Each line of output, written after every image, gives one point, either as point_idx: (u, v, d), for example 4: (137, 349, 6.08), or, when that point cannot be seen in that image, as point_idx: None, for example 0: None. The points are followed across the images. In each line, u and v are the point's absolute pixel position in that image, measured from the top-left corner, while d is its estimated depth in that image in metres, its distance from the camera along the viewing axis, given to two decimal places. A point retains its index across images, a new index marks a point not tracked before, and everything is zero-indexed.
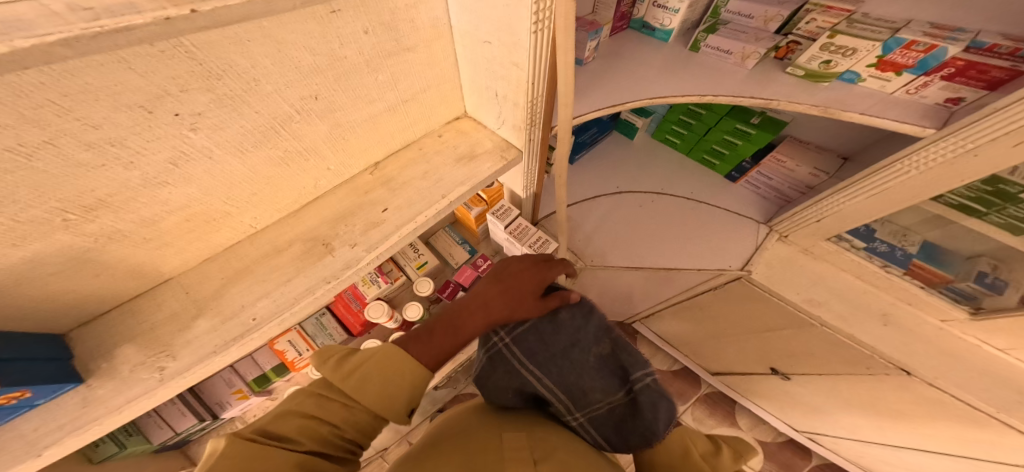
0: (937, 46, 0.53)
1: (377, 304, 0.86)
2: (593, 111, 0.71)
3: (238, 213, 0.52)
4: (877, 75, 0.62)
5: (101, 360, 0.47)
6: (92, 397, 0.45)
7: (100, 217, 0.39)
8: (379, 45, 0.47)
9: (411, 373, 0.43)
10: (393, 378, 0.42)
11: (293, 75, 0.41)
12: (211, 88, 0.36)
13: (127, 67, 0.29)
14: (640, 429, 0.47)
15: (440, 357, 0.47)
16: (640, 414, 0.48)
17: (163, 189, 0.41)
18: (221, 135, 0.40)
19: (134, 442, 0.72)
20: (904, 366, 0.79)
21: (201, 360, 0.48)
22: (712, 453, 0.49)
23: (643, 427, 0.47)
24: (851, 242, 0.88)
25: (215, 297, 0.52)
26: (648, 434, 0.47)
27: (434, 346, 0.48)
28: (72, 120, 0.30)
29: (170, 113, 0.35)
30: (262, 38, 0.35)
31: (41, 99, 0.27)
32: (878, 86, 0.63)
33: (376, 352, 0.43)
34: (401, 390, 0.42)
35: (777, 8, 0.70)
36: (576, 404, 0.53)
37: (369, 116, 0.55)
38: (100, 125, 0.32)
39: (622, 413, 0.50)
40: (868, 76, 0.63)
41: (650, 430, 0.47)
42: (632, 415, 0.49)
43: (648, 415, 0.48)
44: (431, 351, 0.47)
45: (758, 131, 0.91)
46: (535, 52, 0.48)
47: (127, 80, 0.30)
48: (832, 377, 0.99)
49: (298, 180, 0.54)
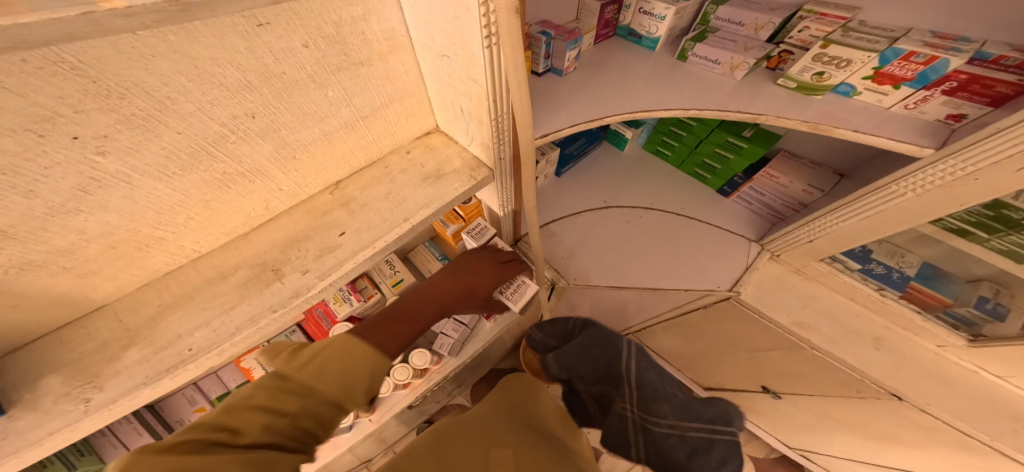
0: (937, 58, 0.48)
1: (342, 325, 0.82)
2: (569, 126, 0.67)
3: (176, 238, 0.46)
4: (873, 88, 0.57)
5: (22, 391, 0.43)
6: (10, 431, 0.41)
7: (5, 248, 0.33)
8: (324, 61, 0.44)
9: (367, 350, 0.41)
10: (348, 360, 0.39)
11: (219, 93, 0.37)
12: (114, 108, 0.31)
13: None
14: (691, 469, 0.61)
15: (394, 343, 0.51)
16: (704, 455, 0.62)
17: (78, 217, 0.35)
18: (139, 160, 0.36)
19: (87, 462, 0.66)
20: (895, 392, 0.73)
21: (130, 392, 0.43)
22: None
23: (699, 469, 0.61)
24: (845, 263, 0.83)
25: (152, 325, 0.47)
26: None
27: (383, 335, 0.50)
28: None
29: (66, 136, 0.30)
30: (169, 53, 0.31)
31: None
32: (874, 99, 0.58)
33: (324, 344, 0.40)
34: (361, 376, 0.40)
35: (767, 15, 0.64)
36: (647, 408, 0.70)
37: (321, 134, 0.52)
38: None
39: (681, 449, 0.64)
40: (864, 89, 0.58)
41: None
42: (689, 451, 0.63)
43: (712, 466, 0.61)
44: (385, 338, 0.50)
45: (750, 145, 0.86)
46: (493, 68, 0.44)
47: (1, 101, 0.25)
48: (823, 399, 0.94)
49: (243, 201, 0.50)
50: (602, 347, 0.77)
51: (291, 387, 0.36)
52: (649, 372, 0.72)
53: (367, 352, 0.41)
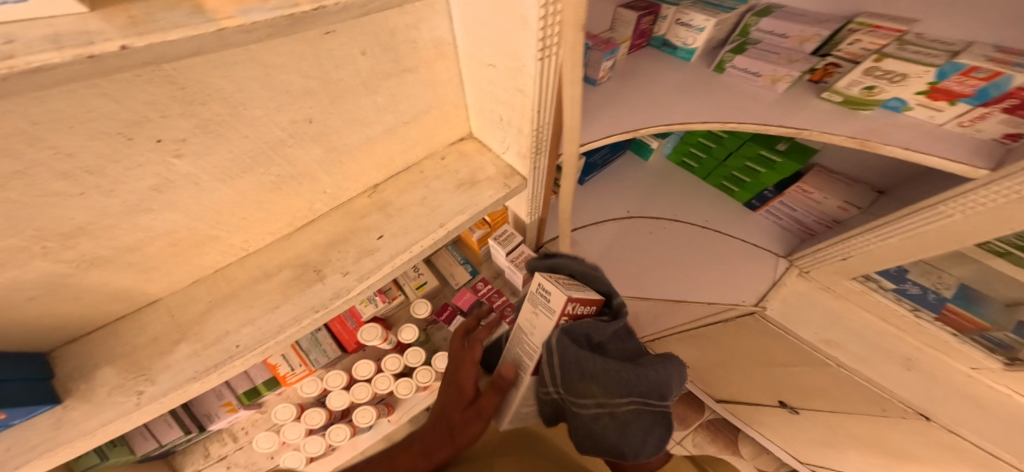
0: (1001, 74, 0.44)
1: (370, 327, 0.83)
2: (604, 137, 0.67)
3: (228, 236, 0.48)
4: (927, 103, 0.53)
5: (80, 381, 0.45)
6: (67, 420, 0.42)
7: (80, 243, 0.35)
8: (377, 67, 0.45)
9: None
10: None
11: (284, 98, 0.38)
12: (195, 113, 0.32)
13: (101, 93, 0.26)
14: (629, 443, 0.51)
15: None
16: (633, 430, 0.51)
17: (148, 216, 0.37)
18: (208, 162, 0.37)
19: (117, 452, 0.69)
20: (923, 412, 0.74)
21: (179, 386, 0.45)
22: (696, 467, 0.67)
23: (627, 446, 0.51)
24: (879, 282, 0.81)
25: (201, 320, 0.49)
26: (629, 454, 0.52)
27: None
28: (44, 148, 0.26)
29: (151, 139, 0.31)
30: (249, 62, 0.32)
31: (11, 128, 0.24)
32: (926, 115, 0.55)
33: None
34: None
35: (815, 28, 0.61)
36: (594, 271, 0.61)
37: (366, 139, 0.53)
38: (76, 152, 0.28)
39: (614, 425, 0.52)
40: (916, 104, 0.54)
41: (634, 452, 0.51)
42: (619, 433, 0.52)
43: (638, 437, 0.51)
44: None
45: (783, 159, 0.84)
46: (542, 79, 0.45)
47: (100, 106, 0.26)
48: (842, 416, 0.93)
49: (290, 203, 0.52)
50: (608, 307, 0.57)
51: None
52: (587, 336, 0.51)
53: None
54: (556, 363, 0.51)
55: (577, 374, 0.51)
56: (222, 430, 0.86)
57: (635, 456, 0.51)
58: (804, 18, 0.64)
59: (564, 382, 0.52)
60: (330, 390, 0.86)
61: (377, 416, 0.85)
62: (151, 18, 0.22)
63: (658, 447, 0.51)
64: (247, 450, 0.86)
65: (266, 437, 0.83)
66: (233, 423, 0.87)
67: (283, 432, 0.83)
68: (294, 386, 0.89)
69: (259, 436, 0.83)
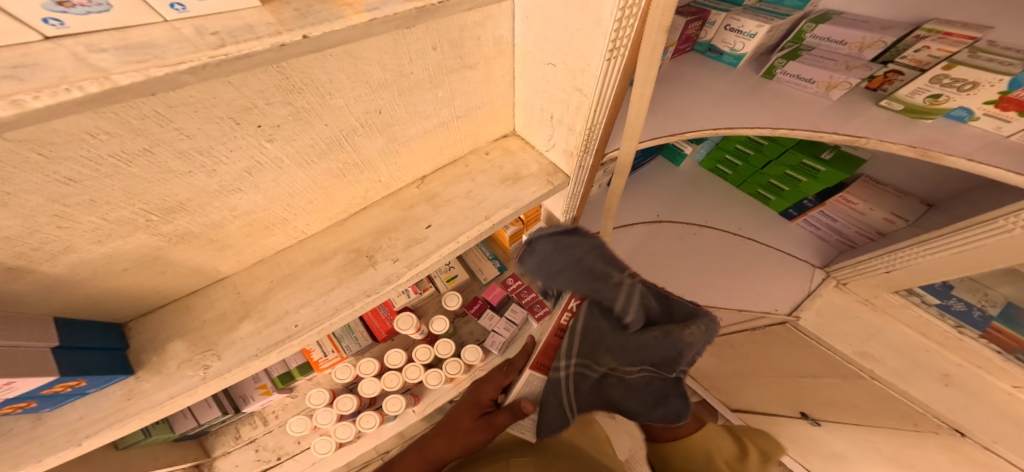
0: None
1: (405, 316, 0.86)
2: (650, 139, 0.68)
3: (293, 220, 0.51)
4: (994, 114, 0.50)
5: (151, 353, 0.48)
6: (138, 390, 0.45)
7: (177, 219, 0.39)
8: (443, 62, 0.46)
9: None
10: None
11: (363, 89, 0.40)
12: (291, 102, 0.35)
13: (225, 82, 0.29)
14: (634, 409, 0.49)
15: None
16: (641, 396, 0.48)
17: (235, 196, 0.41)
18: (293, 148, 0.40)
19: (158, 430, 0.73)
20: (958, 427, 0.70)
21: (242, 363, 0.47)
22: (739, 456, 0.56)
23: (633, 408, 0.49)
24: (921, 297, 0.78)
25: (263, 299, 0.52)
26: (633, 417, 0.49)
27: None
28: (171, 130, 0.30)
29: (254, 125, 0.34)
30: (342, 55, 0.34)
31: (149, 111, 0.27)
32: (992, 126, 0.52)
33: None
34: None
35: (876, 35, 0.60)
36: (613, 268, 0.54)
37: (422, 131, 0.54)
38: (193, 135, 0.31)
39: (622, 387, 0.50)
40: (983, 114, 0.52)
41: (639, 414, 0.48)
42: (626, 396, 0.49)
43: (647, 404, 0.48)
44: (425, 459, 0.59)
45: (828, 168, 0.81)
46: (604, 79, 0.46)
47: (221, 94, 0.29)
48: (869, 429, 0.91)
49: (350, 190, 0.54)
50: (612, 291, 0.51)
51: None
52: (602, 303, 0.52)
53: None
54: (576, 329, 0.53)
55: (595, 338, 0.52)
56: (253, 412, 0.89)
57: (640, 418, 0.48)
58: (865, 26, 0.62)
59: (582, 348, 0.53)
60: (362, 377, 0.88)
61: (405, 405, 0.88)
62: (308, 14, 0.28)
63: (674, 417, 0.47)
64: (275, 434, 0.89)
65: (299, 421, 0.86)
66: (265, 407, 0.90)
67: (315, 416, 0.86)
68: (325, 373, 0.92)
69: (292, 420, 0.86)
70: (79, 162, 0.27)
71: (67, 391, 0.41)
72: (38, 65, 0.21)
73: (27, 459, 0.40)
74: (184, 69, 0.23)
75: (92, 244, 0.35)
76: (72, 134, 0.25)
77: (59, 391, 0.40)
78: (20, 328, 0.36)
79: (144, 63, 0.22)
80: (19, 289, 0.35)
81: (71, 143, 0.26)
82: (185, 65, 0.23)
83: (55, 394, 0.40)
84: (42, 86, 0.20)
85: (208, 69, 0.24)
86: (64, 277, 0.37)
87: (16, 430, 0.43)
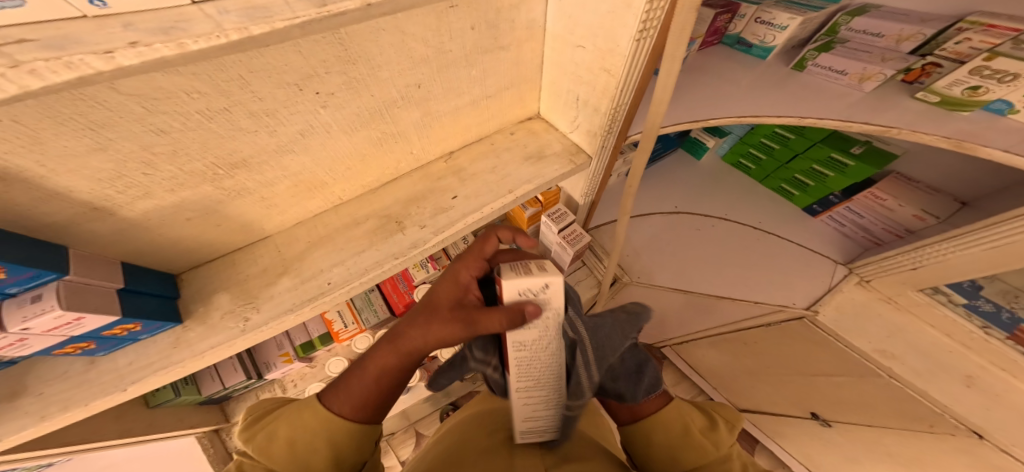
0: None
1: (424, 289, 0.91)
2: (674, 124, 0.69)
3: (332, 184, 0.55)
4: None
5: (199, 303, 0.52)
6: (184, 338, 0.50)
7: (238, 175, 0.43)
8: (479, 42, 0.48)
9: None
10: (320, 423, 0.39)
11: (406, 63, 0.43)
12: (346, 72, 0.39)
13: (296, 50, 0.33)
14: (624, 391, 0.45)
15: (359, 402, 0.40)
16: (627, 372, 0.46)
17: (288, 157, 0.45)
18: (342, 115, 0.44)
19: (188, 391, 0.80)
20: (977, 429, 0.68)
21: (279, 316, 0.51)
22: (709, 427, 0.44)
23: (624, 388, 0.45)
24: (949, 296, 0.75)
25: (301, 258, 0.56)
26: (628, 396, 0.45)
27: (352, 386, 0.40)
28: (247, 92, 0.34)
29: (313, 91, 0.38)
30: (392, 29, 0.38)
31: (234, 75, 0.32)
32: None
33: None
34: None
35: (916, 27, 0.57)
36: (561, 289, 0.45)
37: (454, 108, 0.57)
38: (263, 97, 0.36)
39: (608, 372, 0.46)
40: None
41: (631, 394, 0.44)
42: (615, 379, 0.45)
43: (632, 376, 0.46)
44: (352, 393, 0.40)
45: (858, 163, 0.80)
46: (633, 60, 0.47)
47: (292, 61, 0.34)
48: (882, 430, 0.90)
49: (384, 160, 0.57)
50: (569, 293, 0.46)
51: (265, 465, 0.37)
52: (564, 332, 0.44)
53: (319, 417, 0.39)
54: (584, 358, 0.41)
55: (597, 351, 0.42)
56: (274, 380, 0.95)
57: (633, 398, 0.44)
58: (905, 17, 0.60)
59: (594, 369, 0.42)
60: None
61: (418, 380, 0.92)
62: None
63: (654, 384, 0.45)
64: None
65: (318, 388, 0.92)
66: (285, 375, 0.95)
67: None
68: (344, 343, 0.97)
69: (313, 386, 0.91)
70: (172, 116, 0.32)
71: (123, 335, 0.46)
72: (174, 17, 0.25)
73: (84, 398, 0.46)
74: (300, 22, 0.29)
75: (165, 193, 0.40)
76: (171, 91, 0.30)
77: (116, 333, 0.45)
78: (96, 268, 0.41)
79: (270, 19, 0.28)
80: (101, 230, 0.40)
81: (169, 100, 0.30)
82: (301, 19, 0.29)
83: (111, 337, 0.45)
84: (202, 34, 0.26)
85: (313, 25, 0.30)
86: (138, 222, 0.42)
87: (72, 372, 0.48)
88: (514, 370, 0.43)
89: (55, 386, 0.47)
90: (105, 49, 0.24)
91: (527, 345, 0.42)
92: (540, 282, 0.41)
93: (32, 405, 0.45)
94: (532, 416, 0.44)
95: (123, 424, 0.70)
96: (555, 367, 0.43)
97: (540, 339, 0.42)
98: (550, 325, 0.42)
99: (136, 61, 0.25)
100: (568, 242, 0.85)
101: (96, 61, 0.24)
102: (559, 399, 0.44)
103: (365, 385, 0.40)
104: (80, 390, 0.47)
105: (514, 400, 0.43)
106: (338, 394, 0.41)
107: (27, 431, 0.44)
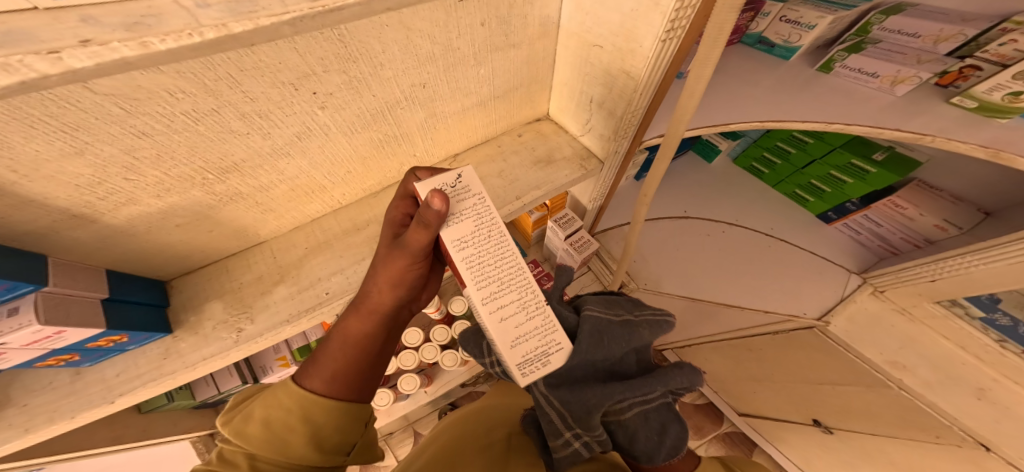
0: None
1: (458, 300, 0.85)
2: (695, 129, 0.66)
3: (331, 188, 0.52)
4: None
5: (190, 313, 0.50)
6: (175, 349, 0.47)
7: (230, 179, 0.41)
8: (489, 39, 0.45)
9: None
10: (291, 402, 0.35)
11: (411, 62, 0.40)
12: (346, 70, 0.36)
13: (293, 47, 0.30)
14: (636, 452, 0.45)
15: (332, 376, 0.37)
16: (645, 431, 0.44)
17: (284, 161, 0.42)
18: (342, 116, 0.41)
19: (182, 396, 0.78)
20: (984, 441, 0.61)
21: (275, 327, 0.49)
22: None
23: (639, 450, 0.44)
24: (965, 308, 0.71)
25: (298, 265, 0.54)
26: (641, 457, 0.45)
27: (322, 364, 0.38)
28: (238, 92, 0.31)
29: (310, 92, 0.35)
30: (396, 24, 0.34)
31: (223, 73, 0.29)
32: None
33: None
34: None
35: (958, 27, 0.53)
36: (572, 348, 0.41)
37: (461, 109, 0.54)
38: (256, 98, 0.33)
39: (620, 430, 0.45)
40: None
41: (646, 456, 0.44)
42: (629, 438, 0.44)
43: (652, 440, 0.44)
44: (321, 371, 0.38)
45: (879, 170, 0.76)
46: (655, 61, 0.44)
47: (289, 60, 0.31)
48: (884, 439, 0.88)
49: (387, 163, 0.55)
50: (596, 345, 0.41)
51: (244, 447, 0.35)
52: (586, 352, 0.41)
53: (293, 396, 0.36)
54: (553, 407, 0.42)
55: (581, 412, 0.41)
56: None
57: (648, 460, 0.44)
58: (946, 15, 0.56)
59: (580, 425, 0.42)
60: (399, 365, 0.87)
61: (420, 385, 0.88)
62: None
63: (674, 449, 0.44)
64: None
65: None
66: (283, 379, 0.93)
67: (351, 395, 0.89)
68: None
69: None
70: (155, 118, 0.29)
71: (109, 346, 0.43)
72: (142, 9, 0.22)
73: (66, 412, 0.43)
74: (287, 19, 0.26)
75: (151, 198, 0.37)
76: (153, 91, 0.27)
77: (102, 345, 0.42)
78: (79, 278, 0.39)
79: (253, 13, 0.25)
80: (84, 238, 0.37)
81: (151, 100, 0.28)
82: (289, 16, 0.26)
83: (96, 349, 0.42)
84: (169, 31, 0.23)
85: (305, 21, 0.28)
86: (123, 228, 0.39)
87: (57, 383, 0.45)
88: (469, 274, 0.37)
89: (38, 398, 0.44)
90: (49, 49, 0.20)
91: (469, 240, 0.38)
92: (450, 176, 0.39)
93: (13, 417, 0.43)
94: (521, 336, 0.38)
95: (115, 431, 0.67)
96: (511, 259, 0.39)
97: (479, 230, 0.39)
98: (484, 211, 0.39)
99: (88, 63, 0.22)
100: (575, 248, 0.82)
101: (36, 62, 0.20)
102: (535, 297, 0.40)
103: (335, 356, 0.38)
104: (66, 402, 0.44)
105: (490, 317, 0.37)
106: (307, 370, 0.38)
107: (9, 445, 0.41)
